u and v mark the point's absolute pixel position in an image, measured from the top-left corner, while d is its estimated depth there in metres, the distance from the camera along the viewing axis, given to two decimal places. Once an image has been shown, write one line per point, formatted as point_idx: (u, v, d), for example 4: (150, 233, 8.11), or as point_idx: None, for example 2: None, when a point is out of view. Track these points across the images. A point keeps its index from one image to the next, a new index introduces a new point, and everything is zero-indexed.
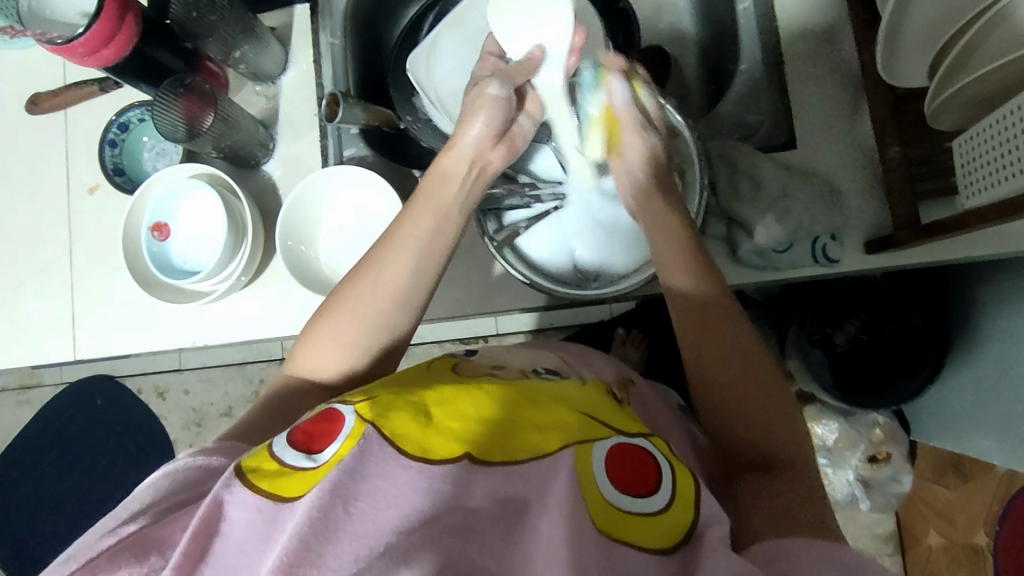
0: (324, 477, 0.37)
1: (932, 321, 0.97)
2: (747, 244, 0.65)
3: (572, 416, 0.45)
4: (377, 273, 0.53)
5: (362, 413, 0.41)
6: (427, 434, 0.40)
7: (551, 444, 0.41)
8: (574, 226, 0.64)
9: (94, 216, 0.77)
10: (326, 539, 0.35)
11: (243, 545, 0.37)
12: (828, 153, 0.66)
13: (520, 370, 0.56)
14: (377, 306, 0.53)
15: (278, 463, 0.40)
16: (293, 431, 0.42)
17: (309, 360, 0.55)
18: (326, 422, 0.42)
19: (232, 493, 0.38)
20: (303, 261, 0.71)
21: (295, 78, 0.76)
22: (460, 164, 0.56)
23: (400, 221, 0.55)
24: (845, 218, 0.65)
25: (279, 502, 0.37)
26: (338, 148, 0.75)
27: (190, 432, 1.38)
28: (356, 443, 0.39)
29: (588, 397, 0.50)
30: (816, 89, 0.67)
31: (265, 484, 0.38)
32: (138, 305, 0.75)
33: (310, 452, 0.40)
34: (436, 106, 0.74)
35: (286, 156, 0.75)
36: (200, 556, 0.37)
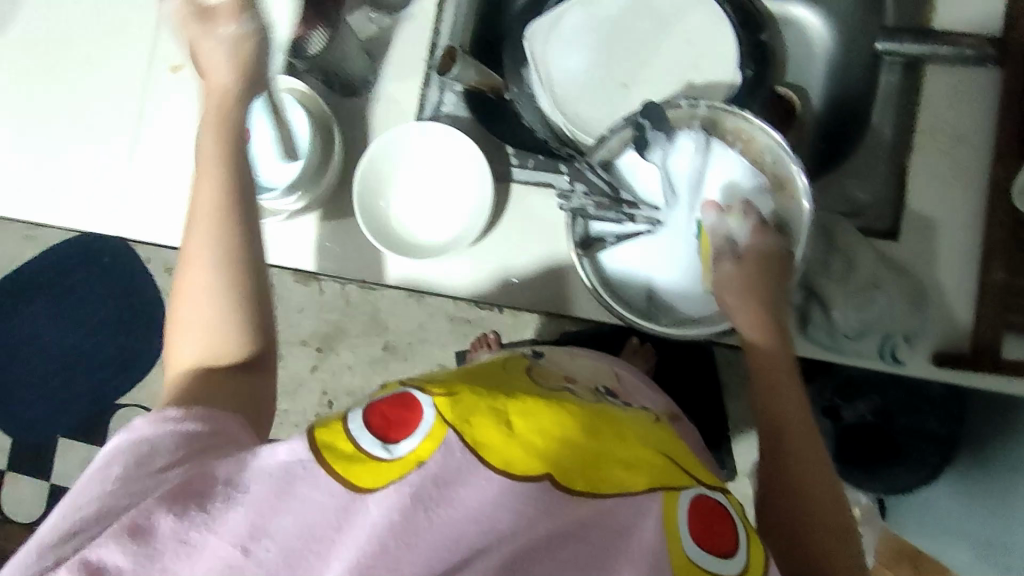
0: (403, 477, 0.35)
1: (946, 428, 0.98)
2: (820, 320, 0.64)
3: (654, 459, 0.43)
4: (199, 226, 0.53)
5: (443, 410, 0.38)
6: (510, 447, 0.38)
7: (636, 483, 0.40)
8: (661, 254, 0.63)
9: (170, 95, 0.74)
10: (404, 543, 0.33)
11: (314, 529, 0.34)
12: (931, 257, 0.64)
13: (592, 390, 0.55)
14: (200, 260, 0.53)
15: (353, 446, 0.38)
16: (369, 411, 0.40)
17: (184, 349, 0.53)
18: (404, 409, 0.39)
19: (304, 470, 0.36)
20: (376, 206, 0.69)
21: (413, 15, 0.72)
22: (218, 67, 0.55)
23: (194, 193, 0.54)
24: (926, 324, 0.63)
25: (353, 491, 0.35)
26: (438, 101, 0.71)
27: None
28: (438, 447, 0.37)
29: (658, 437, 0.48)
30: (937, 188, 0.65)
31: (340, 468, 0.36)
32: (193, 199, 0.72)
33: (386, 440, 0.38)
34: (545, 85, 0.72)
35: (381, 94, 0.72)
36: (262, 531, 0.35)
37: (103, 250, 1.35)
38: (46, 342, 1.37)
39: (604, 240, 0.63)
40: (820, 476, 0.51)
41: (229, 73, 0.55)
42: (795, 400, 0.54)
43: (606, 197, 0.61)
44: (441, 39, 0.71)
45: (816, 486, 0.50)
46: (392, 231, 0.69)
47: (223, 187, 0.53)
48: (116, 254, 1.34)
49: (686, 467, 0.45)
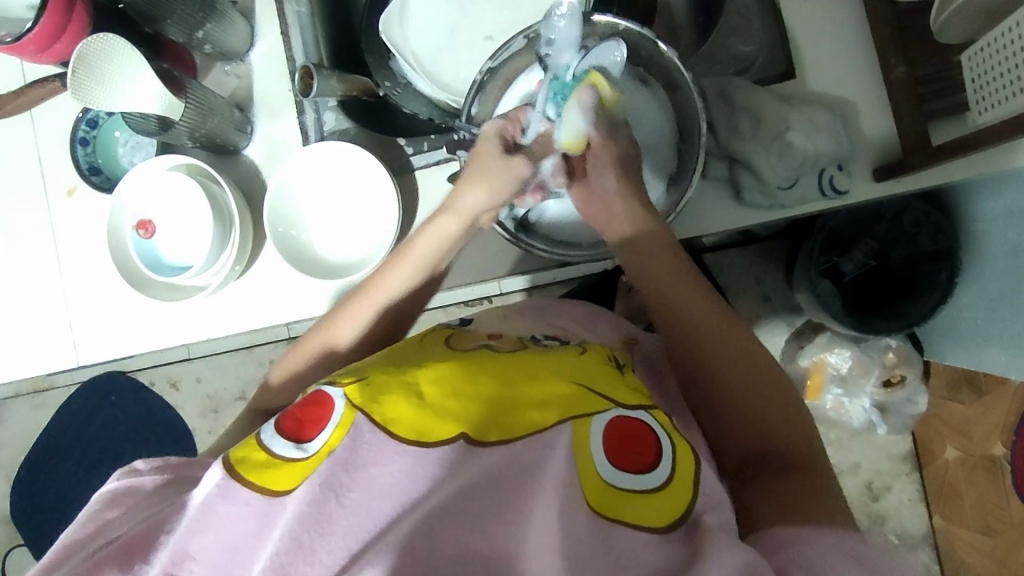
0: (314, 471, 0.35)
1: (941, 242, 0.94)
2: (752, 184, 0.62)
3: (565, 386, 0.43)
4: (353, 310, 0.56)
5: (353, 399, 0.39)
6: (419, 416, 0.38)
7: (548, 417, 0.40)
8: None
9: (76, 217, 0.75)
10: (317, 534, 0.33)
11: (236, 541, 0.35)
12: (831, 78, 0.63)
13: (518, 340, 0.54)
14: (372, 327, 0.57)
15: (266, 453, 0.37)
16: (283, 417, 0.40)
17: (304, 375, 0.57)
18: (316, 407, 0.39)
19: (221, 489, 0.36)
20: (297, 244, 0.69)
21: (266, 54, 0.73)
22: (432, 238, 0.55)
23: (373, 287, 0.56)
24: (852, 147, 0.62)
25: (272, 496, 0.35)
26: (318, 122, 0.71)
27: (208, 419, 1.33)
28: (346, 432, 0.37)
29: (584, 367, 0.47)
30: (811, 14, 0.63)
31: (255, 477, 0.36)
32: (134, 304, 0.73)
33: (299, 441, 0.38)
34: (415, 68, 0.70)
35: (265, 139, 0.73)
36: (185, 554, 0.35)
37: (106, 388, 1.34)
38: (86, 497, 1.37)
39: None
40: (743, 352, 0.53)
41: (481, 194, 0.53)
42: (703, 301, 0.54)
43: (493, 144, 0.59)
44: (297, 62, 0.71)
45: (741, 370, 0.52)
46: (315, 261, 0.70)
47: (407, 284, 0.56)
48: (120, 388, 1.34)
49: (609, 393, 0.44)
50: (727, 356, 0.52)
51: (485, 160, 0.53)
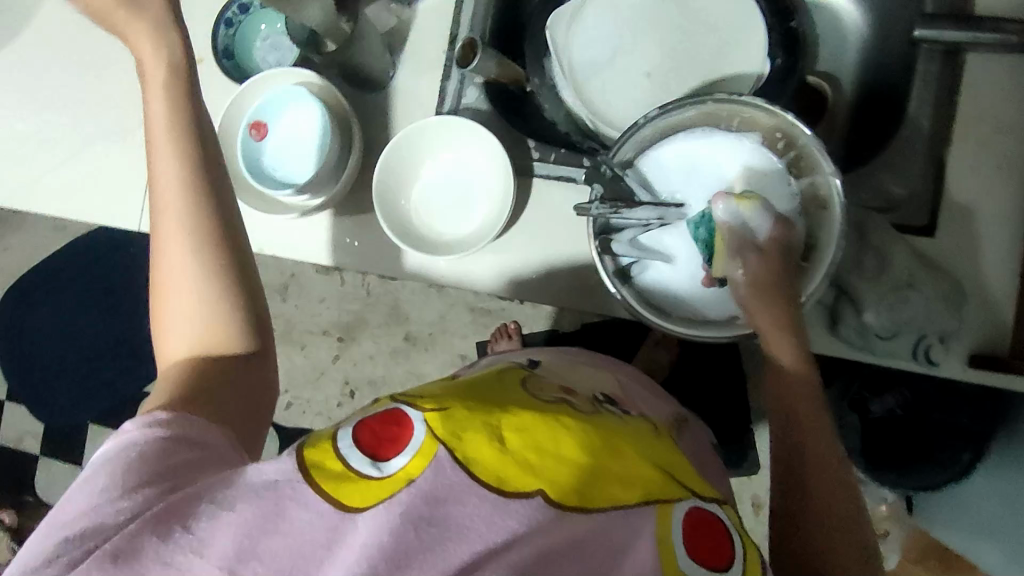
0: (393, 493, 0.35)
1: (978, 424, 0.91)
2: (852, 321, 0.62)
3: (645, 468, 0.42)
4: (169, 253, 0.49)
5: (434, 428, 0.38)
6: (506, 462, 0.37)
7: (628, 496, 0.39)
8: (687, 245, 0.62)
9: None
10: (395, 567, 0.33)
11: (302, 549, 0.34)
12: (969, 251, 0.62)
13: (591, 401, 0.52)
14: (174, 231, 0.49)
15: (341, 465, 0.37)
16: (359, 427, 0.40)
17: (190, 320, 0.49)
18: (394, 426, 0.39)
19: (296, 491, 0.36)
20: (398, 209, 0.68)
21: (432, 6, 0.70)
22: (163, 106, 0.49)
23: (154, 169, 0.50)
24: (962, 324, 0.61)
25: (343, 510, 0.35)
26: (458, 94, 0.70)
27: None
28: (427, 465, 0.37)
29: (658, 452, 0.46)
30: (976, 182, 0.62)
31: (330, 488, 0.36)
32: None
33: (375, 458, 0.38)
34: (565, 73, 0.72)
35: (400, 88, 0.71)
36: (251, 553, 0.34)
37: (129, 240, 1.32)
38: (73, 333, 1.38)
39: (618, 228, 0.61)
40: (821, 428, 0.53)
41: (148, 32, 0.48)
42: (794, 364, 0.54)
43: (628, 205, 0.59)
44: (460, 31, 0.70)
45: (829, 468, 0.52)
46: (407, 222, 0.69)
47: (187, 182, 0.49)
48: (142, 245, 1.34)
49: (687, 481, 0.44)
50: (810, 443, 0.53)
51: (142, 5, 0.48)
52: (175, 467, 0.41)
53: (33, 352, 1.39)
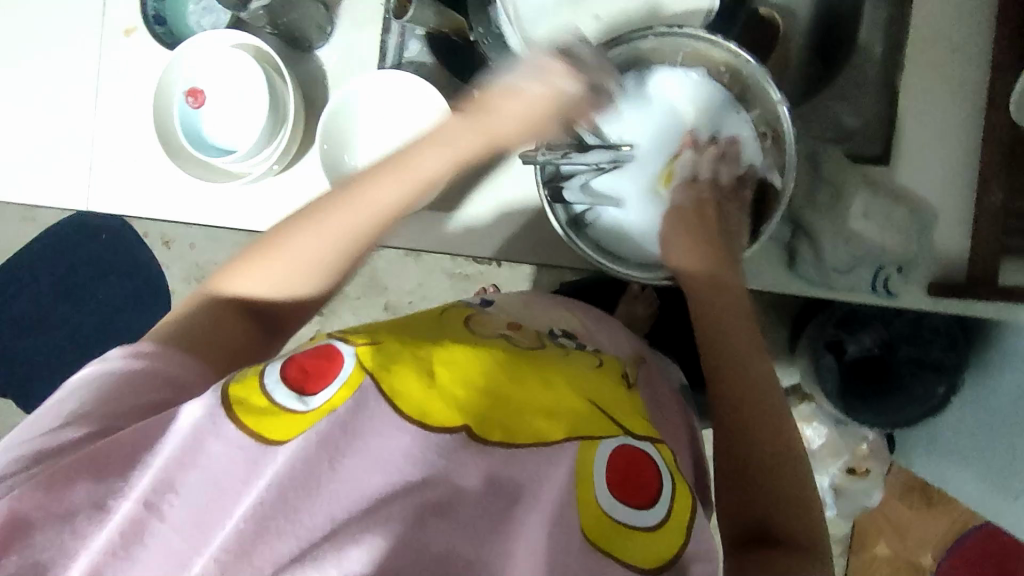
0: (313, 426, 0.35)
1: (952, 357, 0.91)
2: (809, 256, 0.61)
3: (579, 401, 0.41)
4: (298, 240, 0.51)
5: (363, 360, 0.38)
6: (429, 396, 0.37)
7: (556, 431, 0.38)
8: (636, 185, 0.62)
9: (127, 61, 0.71)
10: (306, 494, 0.34)
11: (218, 481, 0.35)
12: (925, 177, 0.61)
13: (538, 334, 0.51)
14: (343, 232, 0.51)
15: (267, 400, 0.37)
16: (288, 362, 0.39)
17: (246, 284, 0.51)
18: (323, 360, 0.39)
19: (216, 426, 0.36)
20: (342, 168, 0.66)
21: None
22: (437, 157, 0.54)
23: (364, 186, 0.51)
24: (919, 253, 0.60)
25: (263, 444, 0.35)
26: (400, 47, 0.68)
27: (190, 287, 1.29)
28: (351, 394, 0.37)
29: (602, 387, 0.44)
30: (931, 106, 0.61)
31: (251, 421, 0.36)
32: (158, 168, 0.71)
33: (302, 393, 0.37)
34: (512, 20, 0.64)
35: (341, 45, 0.69)
36: (168, 485, 0.34)
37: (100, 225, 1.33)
38: (48, 323, 1.37)
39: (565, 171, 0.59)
40: (754, 357, 0.52)
41: (475, 106, 0.55)
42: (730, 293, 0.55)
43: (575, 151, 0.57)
44: None
45: (766, 402, 0.50)
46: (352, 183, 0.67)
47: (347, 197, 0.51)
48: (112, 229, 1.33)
49: (622, 419, 0.41)
50: (747, 378, 0.51)
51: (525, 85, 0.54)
52: (131, 412, 0.43)
53: (10, 343, 1.38)
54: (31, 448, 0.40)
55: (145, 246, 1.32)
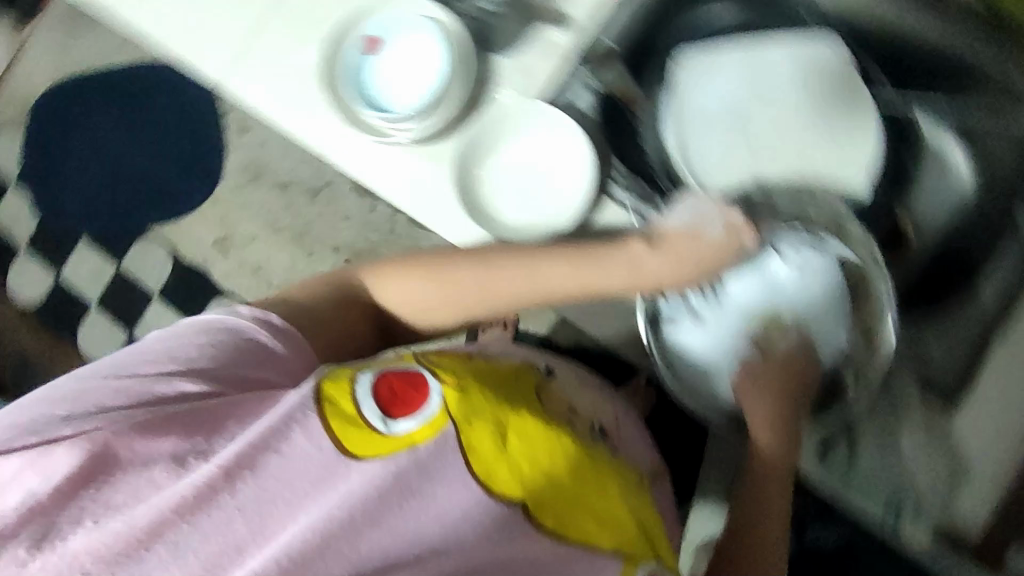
0: (393, 455, 0.45)
1: None
2: (844, 453, 0.71)
3: (624, 516, 0.52)
4: (454, 278, 0.62)
5: (447, 404, 0.49)
6: (498, 460, 0.48)
7: (603, 538, 0.50)
8: (722, 334, 0.72)
9: None
10: (366, 526, 0.43)
11: (291, 481, 0.44)
12: (964, 436, 0.68)
13: (591, 427, 0.59)
14: (481, 294, 0.62)
15: (357, 411, 0.47)
16: (380, 381, 0.49)
17: (399, 295, 0.63)
18: (411, 390, 0.49)
19: (310, 428, 0.45)
20: (471, 172, 0.68)
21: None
22: (602, 271, 0.60)
23: (525, 270, 0.60)
24: (914, 483, 0.70)
25: (343, 456, 0.45)
26: (573, 88, 0.69)
27: (242, 176, 1.46)
28: (433, 435, 0.47)
29: (631, 503, 0.55)
30: (997, 379, 0.67)
31: (343, 435, 0.46)
32: (297, 85, 0.70)
33: (387, 417, 0.47)
34: (676, 114, 0.71)
35: (520, 60, 0.69)
36: (250, 464, 0.44)
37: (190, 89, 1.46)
38: None
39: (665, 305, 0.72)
40: (773, 525, 0.64)
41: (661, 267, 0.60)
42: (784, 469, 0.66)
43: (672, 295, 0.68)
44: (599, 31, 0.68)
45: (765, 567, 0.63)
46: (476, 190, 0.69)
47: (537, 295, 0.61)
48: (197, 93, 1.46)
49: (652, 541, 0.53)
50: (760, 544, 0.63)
51: (693, 243, 0.60)
52: (235, 377, 0.51)
53: None
54: (139, 389, 0.48)
55: (218, 125, 1.47)
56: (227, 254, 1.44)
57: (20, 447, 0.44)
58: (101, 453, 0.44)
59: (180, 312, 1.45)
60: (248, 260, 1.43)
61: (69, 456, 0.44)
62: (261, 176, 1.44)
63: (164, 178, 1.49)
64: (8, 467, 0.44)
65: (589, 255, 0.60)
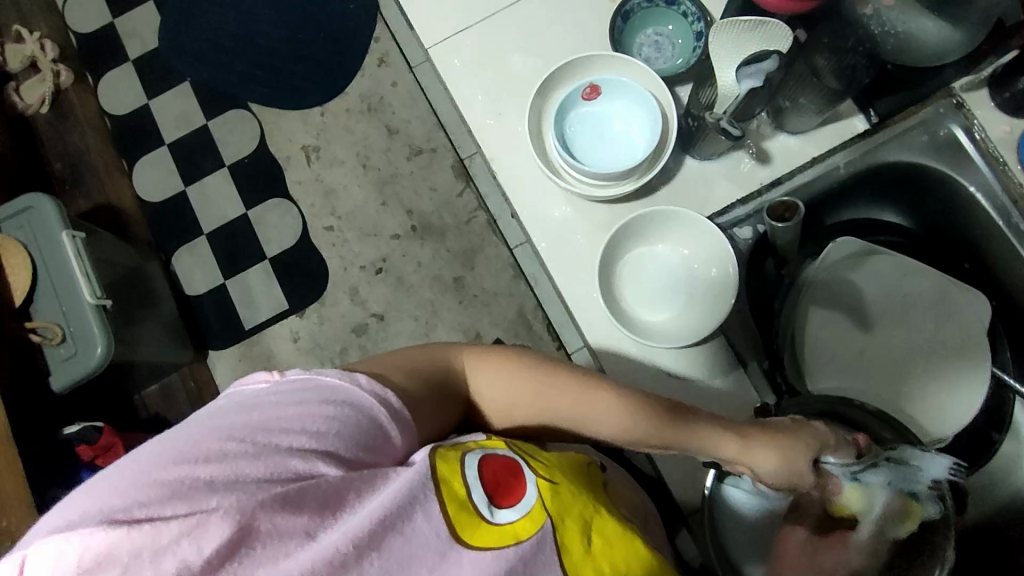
0: (508, 546, 0.41)
1: None
2: None
3: None
4: (552, 392, 0.52)
5: (544, 498, 0.44)
6: (584, 561, 0.44)
7: None
8: (780, 526, 0.65)
9: (570, 8, 0.75)
10: None
11: (410, 557, 0.38)
12: None
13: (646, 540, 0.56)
14: (576, 419, 0.52)
15: (465, 492, 0.42)
16: (481, 458, 0.44)
17: (487, 388, 0.53)
18: (511, 477, 0.44)
19: (426, 511, 0.40)
20: (618, 250, 0.70)
21: (787, 147, 0.73)
22: (731, 450, 0.53)
23: (636, 415, 0.51)
24: None
25: (455, 541, 0.40)
26: (741, 218, 0.71)
27: (359, 105, 1.39)
28: (536, 528, 0.43)
29: None
30: None
31: (457, 519, 0.40)
32: (503, 90, 0.75)
33: (491, 501, 0.43)
34: (815, 286, 0.76)
35: (705, 171, 0.72)
36: (378, 544, 0.38)
37: None
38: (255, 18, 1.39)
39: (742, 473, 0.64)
40: None
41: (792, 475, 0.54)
42: None
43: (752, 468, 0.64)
44: (786, 184, 0.72)
45: None
46: (613, 267, 0.70)
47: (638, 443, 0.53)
48: (364, 7, 1.40)
49: None
50: None
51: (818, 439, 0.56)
52: (356, 459, 0.42)
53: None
54: (275, 460, 0.39)
55: (364, 49, 1.40)
56: (311, 166, 1.39)
57: (169, 516, 0.35)
58: (246, 527, 0.35)
59: (238, 195, 1.39)
60: (326, 183, 1.38)
61: (226, 528, 0.35)
62: (378, 112, 1.38)
63: (289, 65, 1.42)
64: (151, 533, 0.34)
65: (703, 422, 0.53)
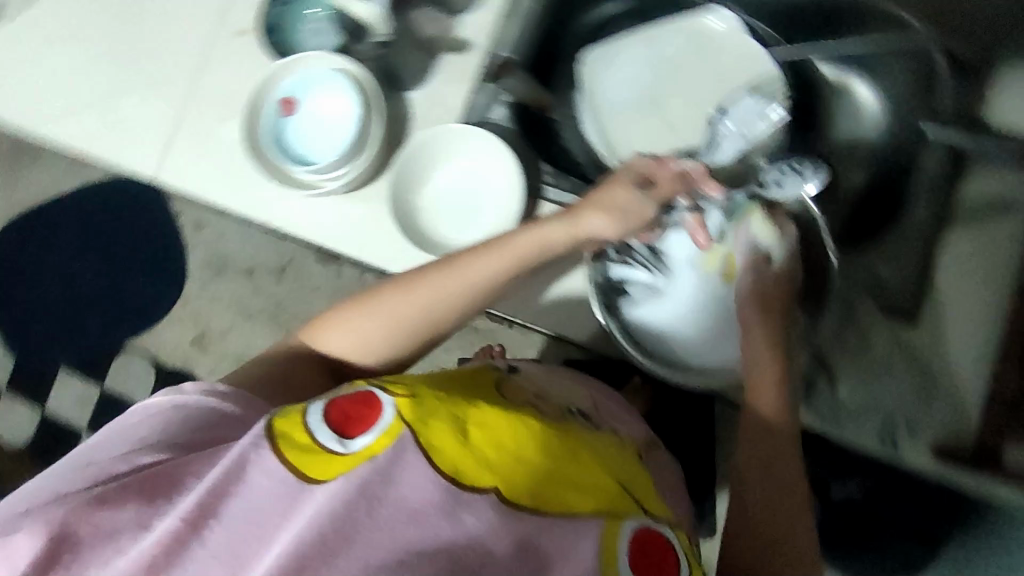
0: (351, 468, 0.43)
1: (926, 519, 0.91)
2: (827, 394, 0.64)
3: (604, 480, 0.49)
4: (389, 303, 0.61)
5: (402, 412, 0.46)
6: (462, 453, 0.45)
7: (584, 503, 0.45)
8: (682, 301, 0.68)
9: (233, 58, 0.77)
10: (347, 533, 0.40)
11: (258, 513, 0.42)
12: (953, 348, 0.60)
13: (564, 409, 0.58)
14: (422, 311, 0.61)
15: (310, 438, 0.45)
16: (329, 406, 0.47)
17: (339, 343, 0.62)
18: (363, 407, 0.47)
19: (260, 456, 0.44)
20: (406, 204, 0.71)
21: (476, 22, 0.74)
22: (558, 230, 0.62)
23: (466, 267, 0.61)
24: (926, 413, 0.61)
25: (302, 481, 0.43)
26: (486, 106, 0.73)
27: (199, 271, 1.38)
28: (391, 441, 0.44)
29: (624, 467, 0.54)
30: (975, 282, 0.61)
31: (295, 458, 0.44)
32: (225, 157, 0.75)
33: (341, 436, 0.45)
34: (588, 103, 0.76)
35: (430, 92, 0.74)
36: (214, 513, 0.42)
37: (131, 195, 1.42)
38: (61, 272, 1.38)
39: (622, 284, 0.68)
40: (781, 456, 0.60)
41: (615, 216, 0.62)
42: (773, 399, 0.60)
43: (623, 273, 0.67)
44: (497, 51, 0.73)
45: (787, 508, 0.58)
46: (417, 223, 0.71)
47: (485, 290, 0.61)
48: (141, 197, 1.41)
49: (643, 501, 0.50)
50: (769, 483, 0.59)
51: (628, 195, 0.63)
52: (193, 441, 0.53)
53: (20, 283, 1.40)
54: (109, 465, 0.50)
55: (168, 226, 1.40)
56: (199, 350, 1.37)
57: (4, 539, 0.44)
58: (60, 533, 0.43)
59: None
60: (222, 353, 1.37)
61: (37, 538, 0.43)
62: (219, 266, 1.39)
63: (123, 286, 1.42)
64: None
65: (518, 236, 0.62)
